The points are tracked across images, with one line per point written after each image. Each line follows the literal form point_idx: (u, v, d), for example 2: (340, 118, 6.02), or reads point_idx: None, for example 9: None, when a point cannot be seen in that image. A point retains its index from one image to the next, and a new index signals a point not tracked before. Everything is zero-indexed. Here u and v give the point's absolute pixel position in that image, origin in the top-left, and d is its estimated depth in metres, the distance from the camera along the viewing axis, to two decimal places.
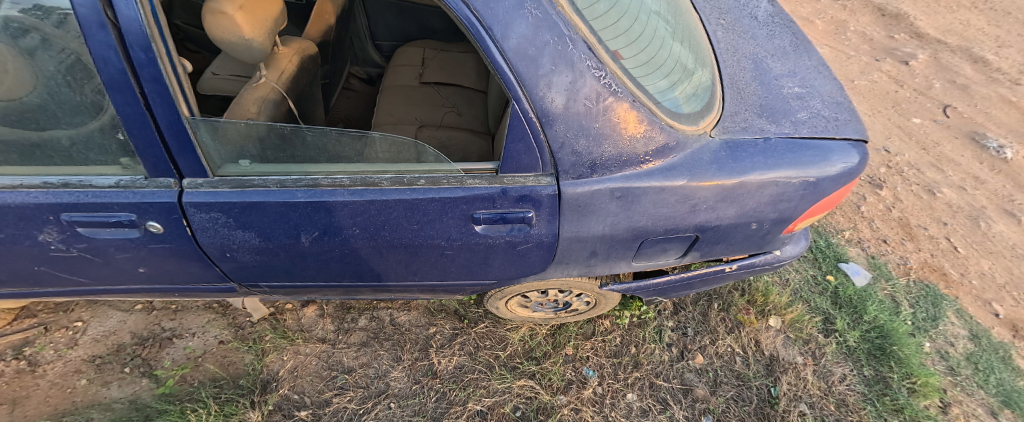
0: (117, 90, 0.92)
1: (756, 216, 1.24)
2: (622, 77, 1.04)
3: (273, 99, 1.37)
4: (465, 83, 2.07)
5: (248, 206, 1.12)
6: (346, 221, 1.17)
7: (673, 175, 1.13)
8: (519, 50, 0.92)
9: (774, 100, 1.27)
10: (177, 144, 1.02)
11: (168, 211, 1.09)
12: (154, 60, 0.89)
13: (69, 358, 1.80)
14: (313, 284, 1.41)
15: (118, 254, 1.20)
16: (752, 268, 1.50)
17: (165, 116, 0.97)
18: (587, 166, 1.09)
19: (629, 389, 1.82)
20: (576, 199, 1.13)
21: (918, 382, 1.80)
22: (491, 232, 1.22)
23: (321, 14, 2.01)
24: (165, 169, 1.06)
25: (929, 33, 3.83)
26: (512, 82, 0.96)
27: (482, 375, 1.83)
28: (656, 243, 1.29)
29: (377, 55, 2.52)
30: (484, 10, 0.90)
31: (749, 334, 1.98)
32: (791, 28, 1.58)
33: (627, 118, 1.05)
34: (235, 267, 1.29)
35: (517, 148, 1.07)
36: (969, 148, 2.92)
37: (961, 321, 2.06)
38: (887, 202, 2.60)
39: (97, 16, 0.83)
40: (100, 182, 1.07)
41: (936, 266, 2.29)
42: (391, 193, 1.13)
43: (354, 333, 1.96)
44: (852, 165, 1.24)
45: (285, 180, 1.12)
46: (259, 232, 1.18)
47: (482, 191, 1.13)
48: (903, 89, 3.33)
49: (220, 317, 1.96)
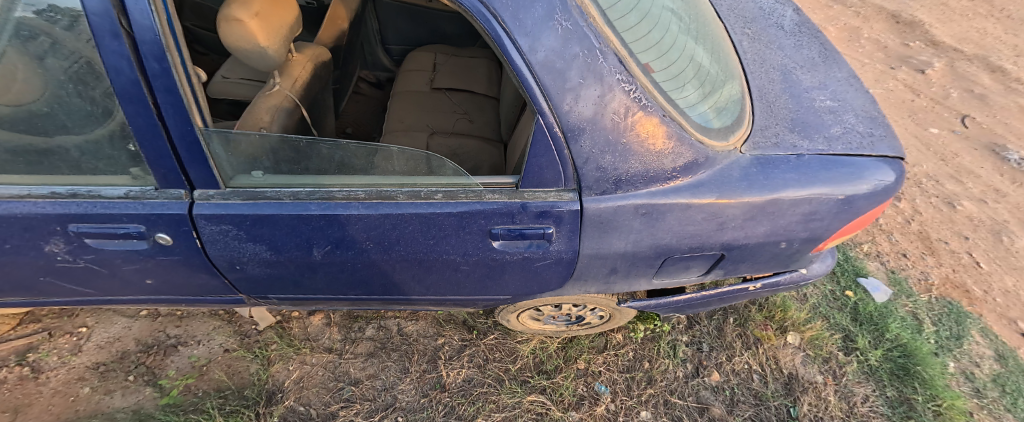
0: (129, 100, 0.88)
1: (786, 234, 1.19)
2: (652, 91, 0.99)
3: (287, 108, 1.34)
4: (478, 90, 2.03)
5: (260, 219, 1.07)
6: (359, 235, 1.13)
7: (701, 192, 1.08)
8: (546, 63, 0.88)
9: (805, 113, 1.22)
10: (189, 156, 0.98)
11: (178, 222, 1.05)
12: (169, 70, 0.85)
13: (73, 366, 1.77)
14: (322, 296, 1.37)
15: (125, 265, 1.16)
16: (775, 287, 1.44)
17: (178, 128, 0.94)
18: (611, 182, 1.05)
19: (643, 407, 1.77)
20: (599, 215, 1.09)
21: (944, 405, 1.75)
22: (508, 248, 1.18)
23: (335, 20, 1.99)
24: (176, 181, 1.02)
25: (944, 41, 3.76)
26: (537, 96, 0.92)
27: (492, 389, 1.79)
28: (678, 261, 1.24)
29: (388, 60, 2.48)
30: (512, 22, 0.85)
31: (767, 351, 1.92)
32: (818, 38, 1.53)
33: (656, 134, 1.00)
34: (243, 279, 1.25)
35: (539, 163, 1.03)
36: (990, 160, 2.85)
37: (986, 340, 2.00)
38: (906, 214, 2.54)
39: (112, 25, 0.79)
40: (109, 192, 1.04)
41: (959, 283, 2.23)
42: (407, 207, 1.09)
43: (361, 343, 1.92)
44: (887, 183, 1.18)
45: (298, 192, 1.08)
46: (270, 245, 1.14)
47: (501, 206, 1.09)
48: (920, 98, 3.27)
49: (225, 324, 1.93)
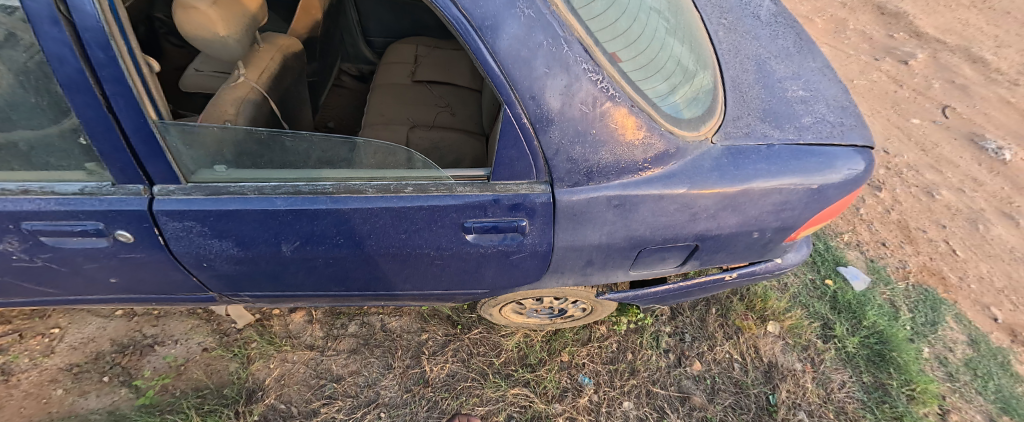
0: (76, 91, 0.85)
1: (759, 225, 1.19)
2: (621, 81, 0.98)
3: (253, 99, 1.30)
4: (458, 83, 2.01)
5: (225, 214, 1.06)
6: (329, 230, 1.11)
7: (672, 183, 1.08)
8: (510, 51, 0.87)
9: (777, 103, 1.22)
10: (145, 150, 0.96)
11: (139, 219, 1.03)
12: (115, 59, 0.82)
13: (46, 367, 1.73)
14: (298, 293, 1.35)
15: (87, 263, 1.13)
16: (752, 276, 1.45)
17: (131, 120, 0.91)
18: (583, 174, 1.04)
19: (625, 397, 1.78)
20: (572, 207, 1.08)
21: (917, 389, 1.78)
22: (482, 241, 1.17)
23: (308, 9, 1.95)
24: (134, 175, 0.99)
25: (928, 32, 3.79)
26: (503, 86, 0.91)
27: (475, 383, 1.79)
28: (654, 252, 1.24)
29: (369, 52, 2.43)
30: (474, 9, 0.84)
31: (748, 340, 1.93)
32: (795, 28, 1.53)
33: (626, 124, 1.00)
34: (214, 277, 1.23)
35: (510, 155, 1.02)
36: (968, 149, 2.89)
37: (960, 325, 2.04)
38: (886, 203, 2.57)
39: (50, 11, 0.76)
40: (64, 188, 1.00)
41: (935, 270, 2.27)
42: (376, 201, 1.08)
43: (343, 339, 1.90)
44: (857, 172, 1.19)
45: (263, 187, 1.06)
46: (238, 241, 1.12)
47: (472, 199, 1.08)
48: (903, 89, 3.29)
49: (203, 323, 1.90)
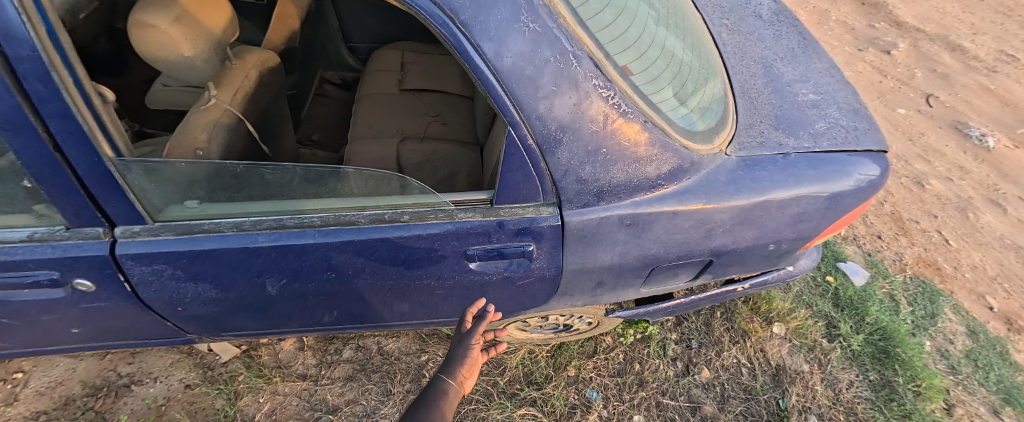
0: (13, 131, 0.73)
1: (775, 236, 1.14)
2: (632, 96, 0.91)
3: (228, 123, 1.19)
4: (446, 91, 1.91)
5: (200, 254, 0.95)
6: (318, 265, 1.01)
7: (687, 199, 1.01)
8: (514, 69, 0.78)
9: (789, 109, 1.16)
10: (103, 190, 0.85)
11: (100, 265, 0.92)
12: (59, 92, 0.71)
13: (10, 417, 1.59)
14: (287, 329, 1.25)
15: (44, 315, 1.01)
16: (763, 285, 1.40)
17: (84, 159, 0.80)
18: (593, 194, 0.96)
19: (635, 410, 1.72)
20: (581, 229, 1.01)
21: (923, 385, 1.77)
22: (486, 269, 1.09)
23: (285, 18, 1.82)
24: (91, 218, 0.88)
25: (907, 21, 3.82)
26: (507, 106, 0.83)
27: (480, 406, 1.71)
28: (668, 269, 1.17)
29: (353, 59, 2.31)
30: (473, 25, 0.75)
31: (755, 344, 1.90)
32: (797, 27, 1.48)
33: (639, 141, 0.93)
34: (190, 319, 1.12)
35: (514, 178, 0.94)
36: (953, 138, 2.92)
37: (958, 316, 2.04)
38: (879, 196, 2.57)
39: None
40: (10, 235, 0.89)
41: (930, 261, 2.27)
42: (370, 232, 0.98)
43: (338, 366, 1.80)
44: (873, 177, 1.14)
45: (242, 223, 0.96)
46: (215, 282, 1.01)
47: (474, 225, 0.99)
48: (887, 79, 3.31)
49: (185, 358, 1.78)
